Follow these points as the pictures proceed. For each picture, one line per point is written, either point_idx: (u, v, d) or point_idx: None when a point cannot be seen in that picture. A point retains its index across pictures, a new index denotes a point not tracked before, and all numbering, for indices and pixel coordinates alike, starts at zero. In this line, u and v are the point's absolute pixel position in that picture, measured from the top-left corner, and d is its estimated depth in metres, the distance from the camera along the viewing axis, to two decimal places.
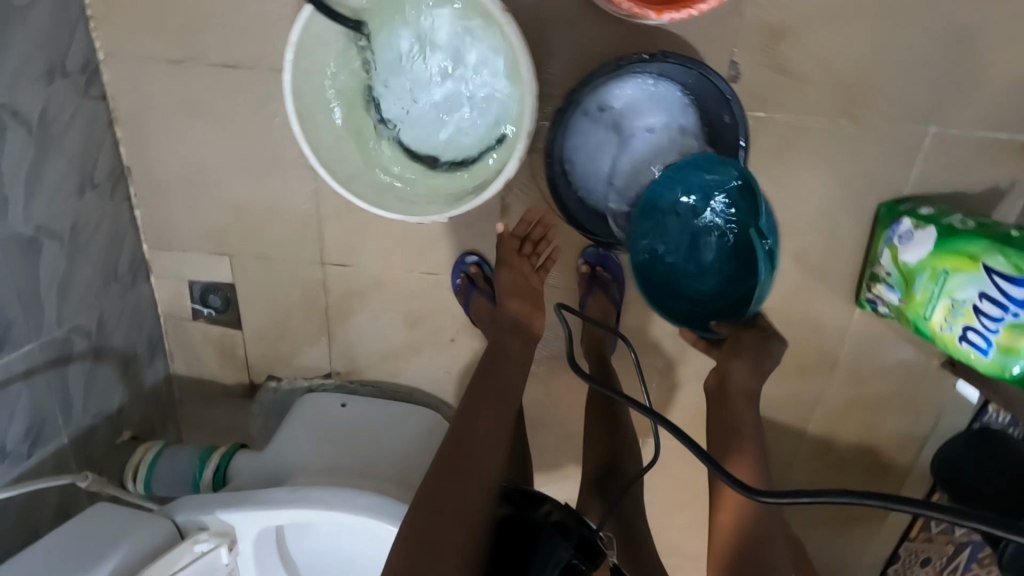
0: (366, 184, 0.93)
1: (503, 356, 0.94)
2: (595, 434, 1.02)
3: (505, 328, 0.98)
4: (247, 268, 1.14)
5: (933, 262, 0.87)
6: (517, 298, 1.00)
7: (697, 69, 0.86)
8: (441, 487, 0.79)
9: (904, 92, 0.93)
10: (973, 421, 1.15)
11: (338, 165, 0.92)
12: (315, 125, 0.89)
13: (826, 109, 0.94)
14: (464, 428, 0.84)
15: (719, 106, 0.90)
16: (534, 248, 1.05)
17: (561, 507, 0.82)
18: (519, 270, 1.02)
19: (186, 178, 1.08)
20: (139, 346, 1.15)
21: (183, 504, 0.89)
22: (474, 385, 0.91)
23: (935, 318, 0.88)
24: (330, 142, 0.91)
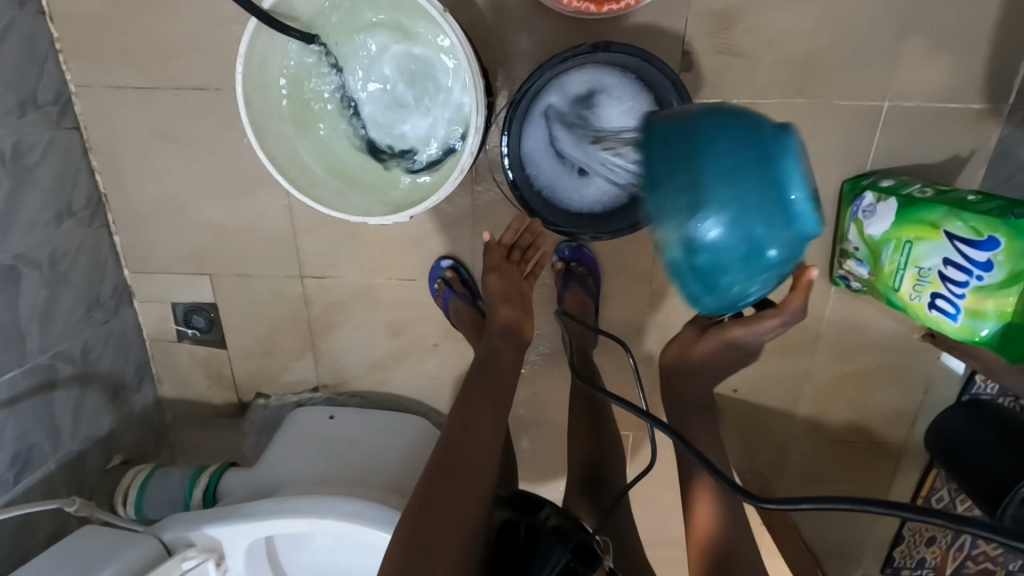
0: (327, 192, 0.96)
1: (494, 360, 0.94)
2: (580, 434, 1.01)
3: (496, 336, 0.97)
4: (229, 286, 1.16)
5: (897, 233, 0.88)
6: (505, 304, 1.00)
7: (638, 57, 0.91)
8: (433, 489, 0.78)
9: (856, 68, 0.94)
10: (961, 392, 1.13)
11: (300, 176, 0.95)
12: (272, 138, 0.93)
13: (781, 91, 0.96)
14: (460, 432, 0.84)
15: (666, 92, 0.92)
16: (522, 254, 1.08)
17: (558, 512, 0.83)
18: (509, 277, 1.04)
19: (163, 201, 1.10)
20: (126, 372, 1.16)
21: (170, 522, 0.89)
22: (467, 387, 0.91)
23: (905, 288, 0.88)
24: (290, 155, 0.94)
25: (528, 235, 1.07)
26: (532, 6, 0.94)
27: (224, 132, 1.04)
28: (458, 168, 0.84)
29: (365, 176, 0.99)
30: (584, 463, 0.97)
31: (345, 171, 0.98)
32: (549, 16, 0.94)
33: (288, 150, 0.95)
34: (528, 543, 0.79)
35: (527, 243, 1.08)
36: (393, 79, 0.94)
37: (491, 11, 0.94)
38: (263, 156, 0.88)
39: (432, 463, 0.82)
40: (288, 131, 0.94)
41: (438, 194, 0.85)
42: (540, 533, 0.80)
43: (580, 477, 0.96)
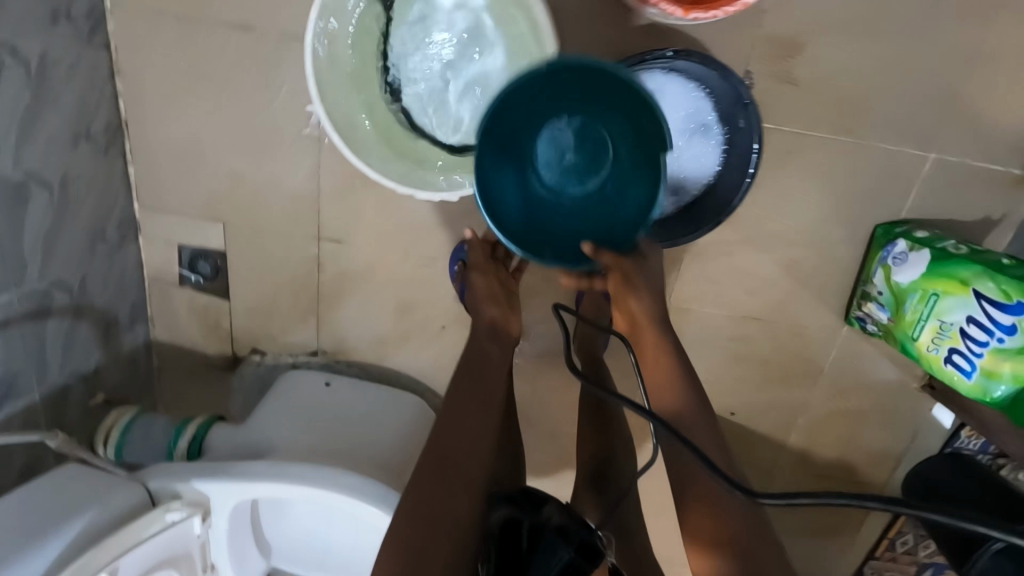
0: (376, 155, 0.93)
1: (483, 361, 0.93)
2: (588, 432, 1.00)
3: (483, 336, 0.96)
4: (240, 237, 1.11)
5: (924, 285, 0.89)
6: (492, 302, 0.99)
7: (719, 69, 0.80)
8: (419, 495, 0.79)
9: (908, 116, 0.94)
10: (945, 443, 1.15)
11: (351, 135, 0.91)
12: (331, 93, 0.89)
13: (833, 127, 0.96)
14: (446, 433, 0.84)
15: (734, 110, 0.84)
16: (505, 251, 1.06)
17: (560, 508, 0.80)
18: (494, 275, 1.03)
19: (185, 139, 1.05)
20: (121, 310, 1.11)
21: (157, 470, 0.86)
22: (454, 387, 0.90)
23: (923, 338, 0.90)
24: (343, 113, 0.91)
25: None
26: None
27: (259, 77, 0.99)
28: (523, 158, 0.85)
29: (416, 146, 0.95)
30: (593, 460, 0.97)
31: (393, 137, 0.95)
32: (614, 11, 0.91)
33: (342, 107, 0.91)
34: (527, 544, 0.75)
35: None
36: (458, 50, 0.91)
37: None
38: (321, 111, 0.84)
39: (418, 468, 0.82)
40: (344, 89, 0.91)
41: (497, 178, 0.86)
42: (542, 533, 0.76)
43: (589, 473, 0.97)
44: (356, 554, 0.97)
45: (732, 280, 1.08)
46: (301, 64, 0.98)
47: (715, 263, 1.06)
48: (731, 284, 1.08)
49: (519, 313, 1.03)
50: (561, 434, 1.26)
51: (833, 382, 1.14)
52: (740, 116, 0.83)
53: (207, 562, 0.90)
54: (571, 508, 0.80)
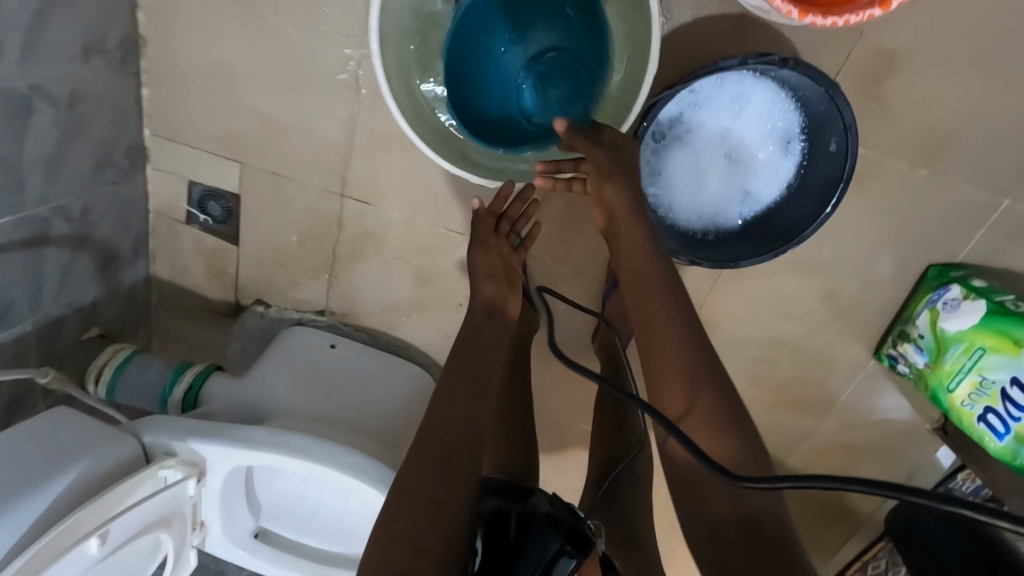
0: (430, 127, 0.85)
1: (475, 341, 0.85)
2: (600, 430, 0.95)
3: (479, 315, 0.89)
4: (258, 182, 1.03)
5: (973, 336, 0.85)
6: (490, 281, 0.92)
7: (827, 87, 0.71)
8: (412, 481, 0.69)
9: (990, 157, 0.89)
10: (938, 483, 1.11)
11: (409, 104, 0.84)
12: (392, 54, 0.82)
13: (909, 157, 0.90)
14: (436, 414, 0.75)
15: (828, 132, 0.76)
16: (511, 225, 0.97)
17: (546, 495, 0.80)
18: (495, 251, 0.95)
19: (208, 68, 0.95)
20: (123, 243, 1.04)
21: (153, 425, 0.82)
22: (446, 371, 0.82)
23: (959, 391, 0.88)
24: (403, 77, 0.84)
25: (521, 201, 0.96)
26: None
27: (299, 10, 0.89)
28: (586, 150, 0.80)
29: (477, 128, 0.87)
30: (604, 457, 0.92)
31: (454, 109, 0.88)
32: None
33: (403, 71, 0.84)
34: (516, 533, 0.74)
35: (517, 213, 0.98)
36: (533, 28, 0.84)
37: None
38: (383, 75, 0.76)
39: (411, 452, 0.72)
40: (407, 51, 0.84)
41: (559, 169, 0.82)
42: (530, 522, 0.75)
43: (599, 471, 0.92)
44: (348, 522, 0.94)
45: (768, 298, 1.03)
46: (347, 2, 0.87)
47: (754, 279, 1.02)
48: (766, 302, 1.04)
49: (518, 294, 0.96)
50: (565, 426, 1.23)
51: (850, 413, 1.12)
52: (834, 137, 0.75)
53: (197, 519, 0.88)
54: (561, 499, 0.80)
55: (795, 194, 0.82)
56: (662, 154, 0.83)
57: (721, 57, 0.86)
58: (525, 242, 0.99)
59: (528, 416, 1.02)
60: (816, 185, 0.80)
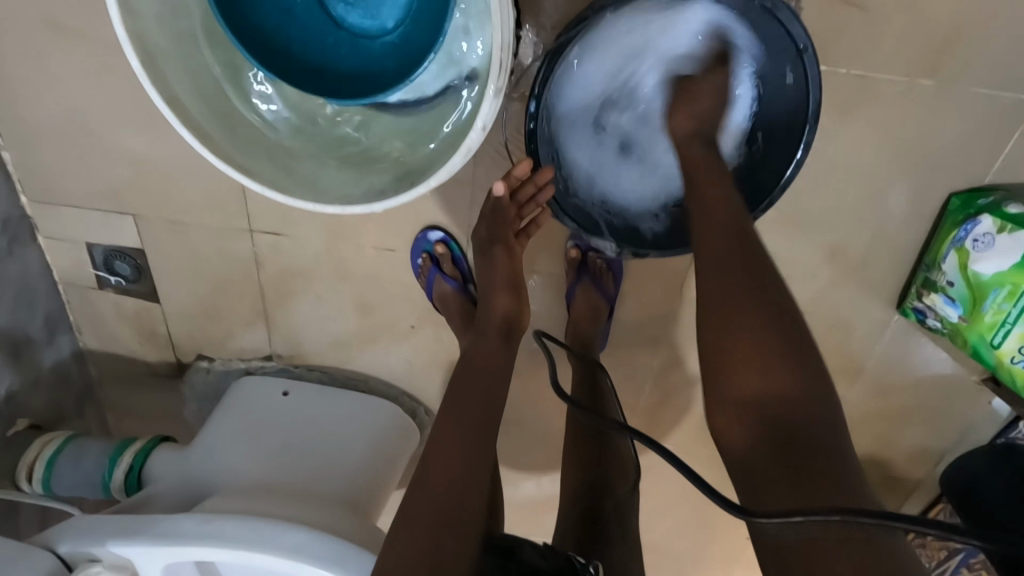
0: (264, 160, 0.64)
1: (476, 363, 0.74)
2: (571, 451, 0.77)
3: (486, 329, 0.78)
4: (160, 232, 0.92)
5: (1016, 278, 0.69)
6: (508, 292, 0.80)
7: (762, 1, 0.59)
8: (400, 542, 0.58)
9: (1006, 46, 0.70)
10: (998, 436, 0.93)
11: (223, 132, 0.62)
12: (176, 64, 0.59)
13: (904, 65, 0.72)
14: (435, 456, 0.64)
15: (780, 60, 0.65)
16: (518, 211, 0.80)
17: (539, 548, 0.64)
18: (506, 254, 0.81)
19: (69, 115, 0.84)
20: (32, 326, 0.95)
21: (67, 532, 0.73)
22: (449, 395, 0.71)
23: (1006, 347, 0.71)
24: (207, 90, 0.62)
25: (532, 186, 0.74)
26: None
27: None
28: (462, 149, 0.56)
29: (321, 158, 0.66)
30: (581, 488, 0.74)
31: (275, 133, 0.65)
32: None
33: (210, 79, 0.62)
34: None
35: (528, 198, 0.77)
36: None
37: None
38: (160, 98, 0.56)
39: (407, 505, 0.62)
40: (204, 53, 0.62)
41: (431, 182, 0.58)
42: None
43: (580, 506, 0.72)
44: None
45: None
46: None
47: None
48: None
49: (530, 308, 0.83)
50: (557, 440, 1.08)
51: (880, 379, 0.94)
52: (790, 67, 0.64)
53: None
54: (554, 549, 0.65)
55: (754, 160, 0.72)
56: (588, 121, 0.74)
57: None
58: (529, 228, 0.84)
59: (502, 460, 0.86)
60: (781, 127, 0.69)
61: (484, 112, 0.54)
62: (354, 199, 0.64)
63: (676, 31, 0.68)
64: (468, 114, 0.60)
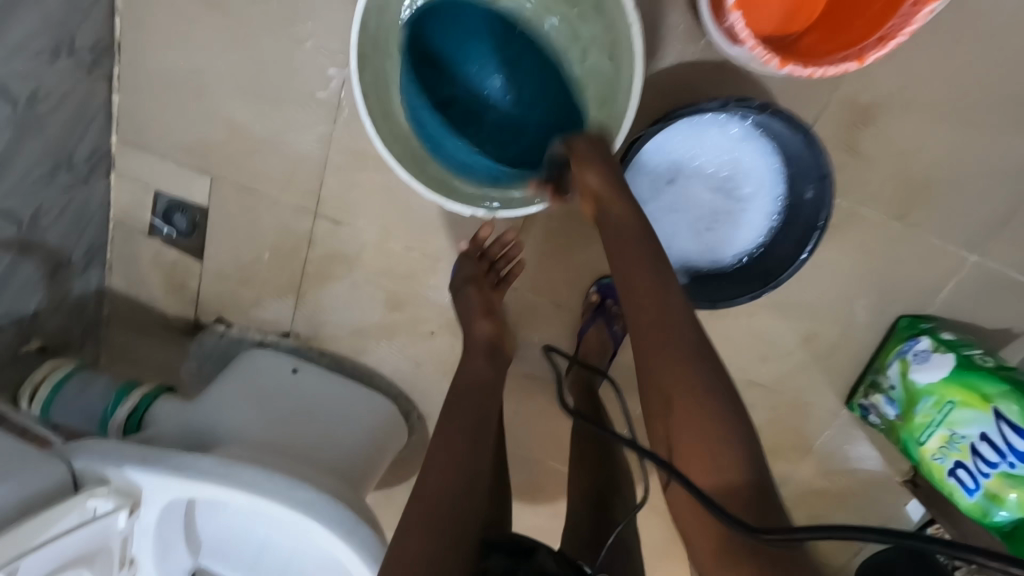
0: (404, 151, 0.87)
1: (479, 385, 0.82)
2: (580, 465, 0.86)
3: (477, 352, 0.87)
4: (229, 195, 1.00)
5: (942, 390, 0.85)
6: (485, 319, 0.90)
7: (801, 134, 0.78)
8: (407, 543, 0.64)
9: (954, 210, 0.91)
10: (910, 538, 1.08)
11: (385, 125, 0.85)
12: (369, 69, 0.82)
13: (880, 206, 0.92)
14: (432, 469, 0.71)
15: (805, 179, 0.83)
16: (492, 266, 0.99)
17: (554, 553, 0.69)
18: (484, 291, 0.94)
19: (186, 76, 0.94)
20: (75, 251, 0.98)
21: (84, 449, 0.76)
22: (445, 409, 0.78)
23: (930, 445, 0.87)
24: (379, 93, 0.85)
25: (498, 247, 0.98)
26: (671, 27, 0.86)
27: (282, 25, 0.89)
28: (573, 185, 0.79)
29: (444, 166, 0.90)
30: (589, 495, 0.81)
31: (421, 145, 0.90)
32: (686, 41, 0.86)
33: (381, 88, 0.85)
34: None
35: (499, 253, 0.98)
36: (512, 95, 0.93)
37: None
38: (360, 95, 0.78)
39: (409, 512, 0.67)
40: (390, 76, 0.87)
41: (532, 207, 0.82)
42: None
43: (587, 508, 0.80)
44: (314, 556, 0.84)
45: (744, 339, 1.01)
46: (331, 21, 0.89)
47: (729, 320, 1.00)
48: (739, 344, 1.02)
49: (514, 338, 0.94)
50: (533, 469, 1.16)
51: (822, 462, 1.09)
52: (811, 186, 0.82)
53: (127, 555, 0.78)
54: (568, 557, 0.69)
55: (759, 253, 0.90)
56: (652, 191, 0.89)
57: (699, 96, 0.89)
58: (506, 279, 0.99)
59: (505, 469, 0.92)
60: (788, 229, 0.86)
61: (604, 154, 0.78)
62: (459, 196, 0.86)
63: (737, 142, 0.86)
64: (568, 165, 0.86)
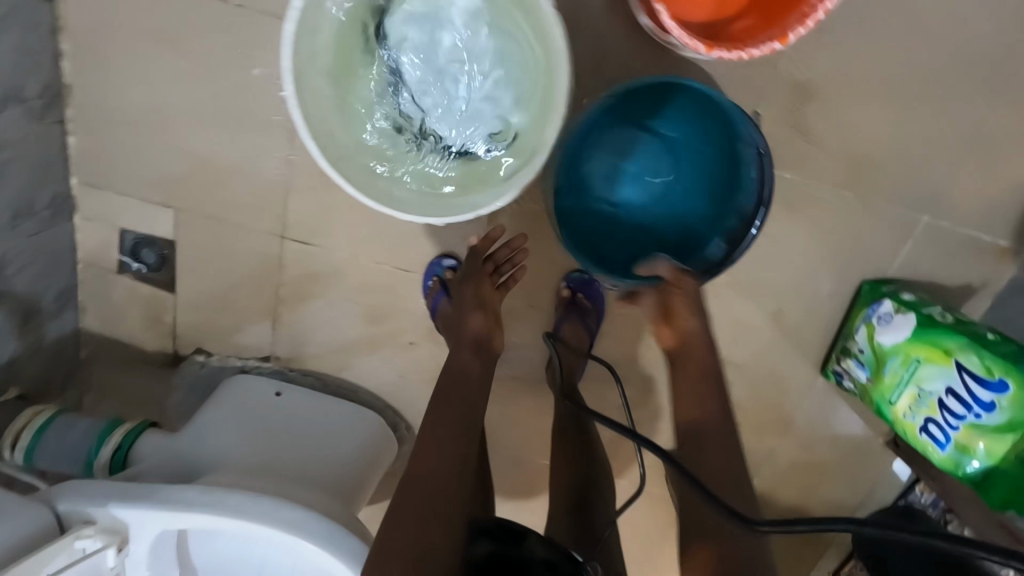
0: (350, 169, 0.81)
1: (465, 378, 0.81)
2: (562, 460, 0.87)
3: (466, 346, 0.86)
4: (195, 226, 1.01)
5: (907, 349, 0.87)
6: (478, 311, 0.89)
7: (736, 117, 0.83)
8: (395, 533, 0.65)
9: (904, 175, 0.94)
10: (899, 497, 1.09)
11: (327, 144, 0.80)
12: (306, 88, 0.77)
13: (831, 177, 0.95)
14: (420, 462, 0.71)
15: (750, 160, 0.86)
16: (496, 267, 0.97)
17: (543, 539, 0.71)
18: (481, 284, 0.93)
19: (140, 113, 0.95)
20: (46, 296, 0.99)
21: (67, 491, 0.76)
22: (433, 405, 0.78)
23: (900, 404, 0.89)
24: (316, 110, 0.79)
25: (506, 249, 0.97)
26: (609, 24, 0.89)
27: (230, 54, 0.90)
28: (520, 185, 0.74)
29: (393, 181, 0.84)
30: (569, 490, 0.83)
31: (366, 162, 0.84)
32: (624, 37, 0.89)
33: (319, 108, 0.80)
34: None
35: (506, 258, 0.98)
36: (456, 96, 0.85)
37: (569, 12, 0.89)
38: (298, 114, 0.74)
39: (397, 502, 0.68)
40: (323, 91, 0.80)
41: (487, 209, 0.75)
42: (529, 568, 0.66)
43: (568, 504, 0.81)
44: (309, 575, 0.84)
45: (715, 319, 1.03)
46: (278, 47, 0.90)
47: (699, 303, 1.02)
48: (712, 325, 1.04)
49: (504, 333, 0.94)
50: (525, 467, 1.17)
51: (805, 431, 1.10)
52: (755, 168, 0.86)
53: None
54: (557, 543, 0.72)
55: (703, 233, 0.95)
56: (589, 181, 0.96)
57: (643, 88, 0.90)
58: (508, 282, 0.97)
59: (488, 468, 0.93)
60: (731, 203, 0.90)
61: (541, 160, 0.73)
62: (416, 208, 0.81)
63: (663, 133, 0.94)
64: (521, 165, 0.80)
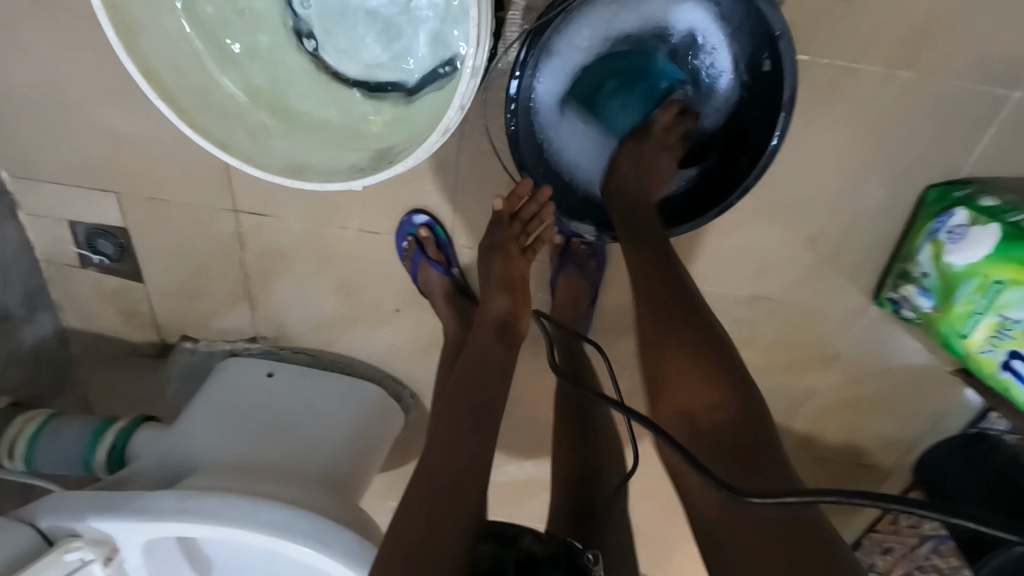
0: (238, 132, 0.66)
1: (483, 362, 0.72)
2: (564, 442, 0.79)
3: (486, 330, 0.76)
4: (141, 209, 0.91)
5: (985, 270, 0.69)
6: (504, 293, 0.79)
7: None
8: (400, 529, 0.57)
9: (982, 41, 0.72)
10: (969, 425, 0.95)
11: (198, 104, 0.64)
12: (153, 34, 0.61)
13: (882, 54, 0.73)
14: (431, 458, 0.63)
15: (759, 46, 0.68)
16: (523, 227, 0.83)
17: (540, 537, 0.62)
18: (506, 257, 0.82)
19: (48, 90, 0.84)
20: (11, 302, 0.94)
21: (47, 508, 0.74)
22: (450, 390, 0.70)
23: (976, 337, 0.73)
24: (178, 62, 0.63)
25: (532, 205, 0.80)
26: None
27: None
28: (440, 129, 0.57)
29: (300, 135, 0.68)
30: (572, 477, 0.75)
31: (263, 117, 0.67)
32: None
33: (188, 54, 0.63)
34: None
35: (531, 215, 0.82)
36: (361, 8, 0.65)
37: None
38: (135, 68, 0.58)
39: (405, 499, 0.61)
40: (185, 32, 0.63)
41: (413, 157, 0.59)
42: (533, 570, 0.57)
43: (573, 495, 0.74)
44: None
45: (741, 251, 0.87)
46: None
47: (720, 236, 0.86)
48: (738, 259, 0.87)
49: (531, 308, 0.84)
50: (540, 425, 1.09)
51: (856, 367, 0.95)
52: (768, 54, 0.67)
53: None
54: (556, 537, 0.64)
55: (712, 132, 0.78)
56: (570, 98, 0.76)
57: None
58: (534, 244, 0.85)
59: None
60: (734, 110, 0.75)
61: (461, 92, 0.54)
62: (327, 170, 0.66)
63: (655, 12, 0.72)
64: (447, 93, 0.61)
